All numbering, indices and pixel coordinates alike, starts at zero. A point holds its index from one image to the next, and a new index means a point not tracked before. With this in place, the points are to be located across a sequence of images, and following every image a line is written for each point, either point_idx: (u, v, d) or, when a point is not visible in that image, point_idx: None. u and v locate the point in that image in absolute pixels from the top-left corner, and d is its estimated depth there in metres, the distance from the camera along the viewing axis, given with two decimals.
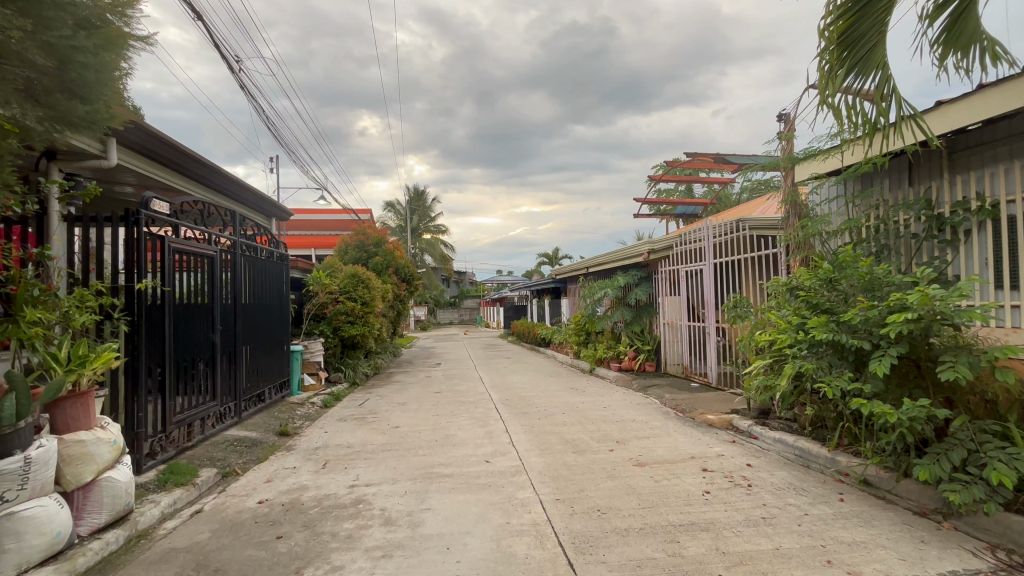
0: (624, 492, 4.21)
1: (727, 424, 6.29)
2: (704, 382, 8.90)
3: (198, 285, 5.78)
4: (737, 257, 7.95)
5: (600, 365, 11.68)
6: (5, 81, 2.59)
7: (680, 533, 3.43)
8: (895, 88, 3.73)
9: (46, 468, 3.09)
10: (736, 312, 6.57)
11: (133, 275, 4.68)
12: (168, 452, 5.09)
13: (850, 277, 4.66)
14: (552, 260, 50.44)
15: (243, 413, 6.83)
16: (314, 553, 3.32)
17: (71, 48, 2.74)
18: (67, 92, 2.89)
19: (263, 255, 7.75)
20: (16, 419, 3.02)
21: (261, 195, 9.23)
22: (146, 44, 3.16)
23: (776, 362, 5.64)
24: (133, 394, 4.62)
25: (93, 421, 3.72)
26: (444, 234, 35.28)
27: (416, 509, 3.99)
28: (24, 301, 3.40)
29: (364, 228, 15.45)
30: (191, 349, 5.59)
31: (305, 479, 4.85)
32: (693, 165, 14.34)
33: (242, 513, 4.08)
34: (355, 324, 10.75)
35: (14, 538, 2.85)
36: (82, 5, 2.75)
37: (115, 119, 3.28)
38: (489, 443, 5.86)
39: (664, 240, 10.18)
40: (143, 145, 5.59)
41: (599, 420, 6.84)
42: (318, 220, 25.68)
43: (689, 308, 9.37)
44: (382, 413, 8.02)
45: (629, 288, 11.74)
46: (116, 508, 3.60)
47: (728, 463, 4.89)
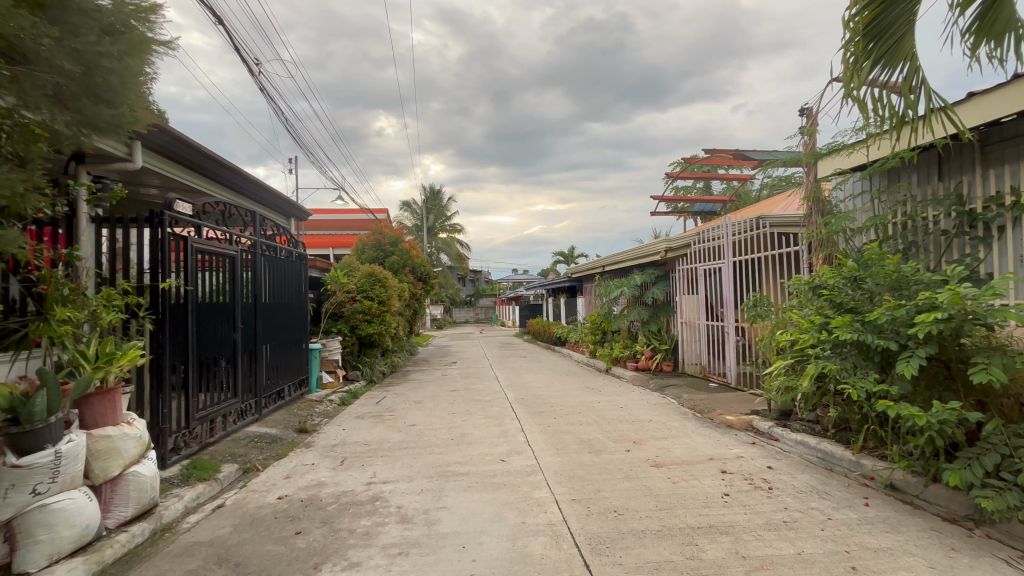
0: (641, 494, 4.16)
1: (747, 426, 6.18)
2: (722, 382, 8.76)
3: (220, 285, 5.89)
4: (757, 255, 7.81)
5: (616, 364, 11.58)
6: (35, 87, 2.70)
7: (698, 535, 3.38)
8: (924, 80, 3.60)
9: (75, 462, 3.18)
10: (756, 311, 6.47)
11: (157, 274, 4.79)
12: (193, 447, 5.22)
13: (875, 275, 4.54)
14: (568, 259, 50.33)
15: (264, 410, 6.97)
16: (332, 549, 3.36)
17: (97, 54, 2.81)
18: (93, 96, 2.96)
19: (282, 255, 7.89)
20: (48, 413, 3.13)
21: (280, 196, 9.37)
22: (169, 48, 3.24)
23: (798, 362, 5.51)
24: (158, 390, 4.74)
25: (119, 418, 3.78)
26: (460, 233, 35.42)
27: (433, 507, 4.01)
28: (55, 301, 3.53)
29: (381, 227, 15.59)
30: (213, 346, 5.72)
31: (323, 476, 4.91)
32: (712, 161, 14.06)
33: (262, 508, 4.15)
34: (373, 323, 10.87)
35: (46, 529, 2.97)
36: (106, 12, 2.83)
37: (140, 124, 3.36)
38: (505, 443, 5.85)
39: (682, 238, 10.06)
40: (167, 148, 5.74)
41: (615, 419, 6.78)
42: (336, 220, 25.97)
43: (708, 307, 9.23)
44: (399, 411, 8.10)
45: (646, 286, 11.62)
46: (142, 501, 3.69)
47: (748, 465, 4.80)
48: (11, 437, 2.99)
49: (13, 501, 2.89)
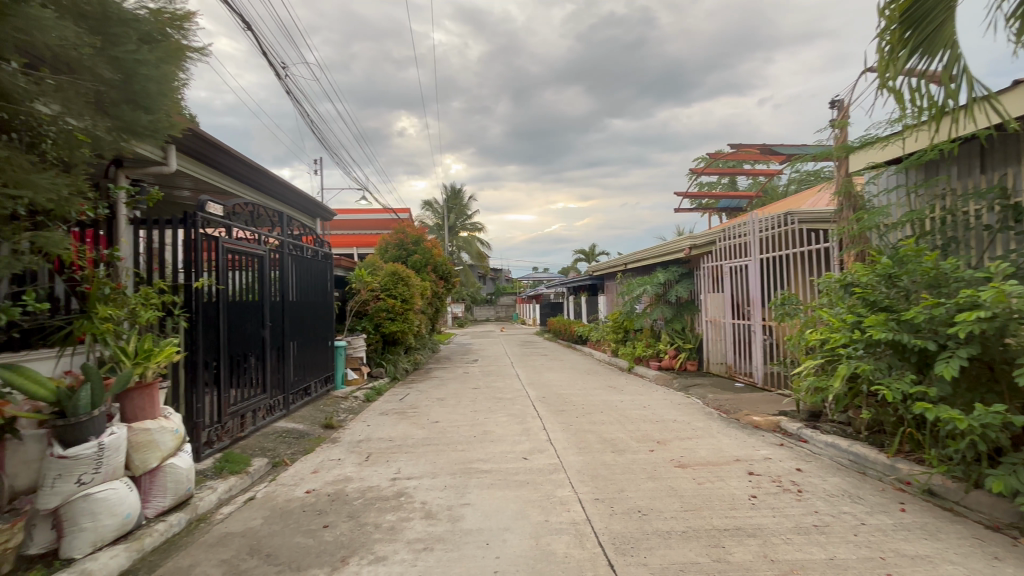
0: (666, 494, 4.11)
1: (775, 427, 6.04)
2: (749, 382, 8.58)
3: (249, 283, 6.06)
4: (785, 252, 7.61)
5: (638, 363, 11.46)
6: (78, 95, 2.79)
7: (725, 537, 3.32)
8: (966, 68, 3.44)
9: (117, 453, 3.32)
10: (784, 310, 6.34)
11: (191, 274, 4.97)
12: (225, 441, 5.39)
13: (912, 273, 4.38)
14: (589, 257, 49.86)
15: (292, 406, 7.14)
16: (359, 543, 3.42)
17: (136, 61, 2.94)
18: (132, 102, 3.09)
19: (308, 254, 8.06)
20: (91, 407, 3.26)
21: (305, 196, 9.55)
22: (203, 54, 3.37)
23: (829, 362, 5.34)
24: (192, 386, 4.91)
25: (157, 413, 3.93)
26: (481, 231, 35.48)
27: (457, 504, 4.05)
28: (97, 299, 3.71)
29: (404, 227, 15.72)
30: (243, 344, 5.89)
31: (349, 471, 5.01)
32: (737, 156, 13.69)
33: (291, 501, 4.26)
34: (396, 321, 11.02)
35: (90, 518, 3.12)
36: (144, 20, 2.97)
37: (176, 127, 3.50)
38: (527, 441, 5.86)
39: (707, 235, 9.87)
40: (200, 152, 5.95)
41: (639, 419, 6.71)
42: (359, 220, 26.33)
43: (733, 305, 9.05)
44: (422, 408, 8.19)
45: (670, 284, 11.45)
46: (179, 493, 3.83)
47: (776, 467, 4.69)
48: (58, 430, 3.14)
49: (60, 490, 3.04)
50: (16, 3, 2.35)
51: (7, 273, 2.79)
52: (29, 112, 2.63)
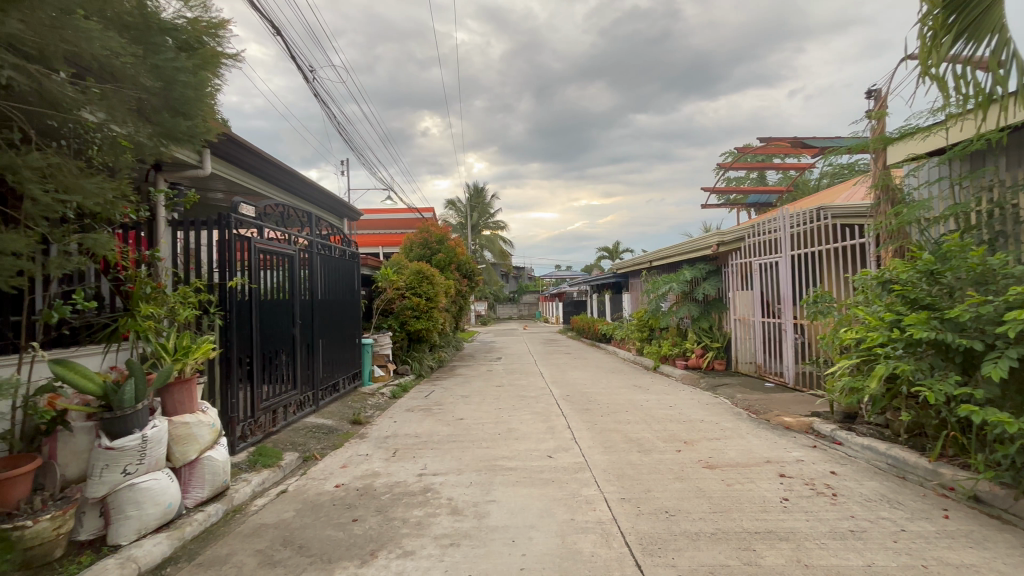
0: (694, 495, 4.05)
1: (807, 428, 5.87)
2: (779, 381, 8.36)
3: (280, 283, 6.22)
4: (818, 248, 7.38)
5: (664, 362, 11.30)
6: (121, 102, 2.91)
7: (756, 540, 3.25)
8: (1016, 53, 3.26)
9: (159, 445, 3.47)
10: (817, 308, 6.17)
11: (225, 273, 5.14)
12: (258, 436, 5.56)
13: (956, 269, 4.19)
14: (613, 254, 49.29)
15: (321, 402, 7.32)
16: (387, 537, 3.48)
17: (175, 69, 3.07)
18: (172, 109, 3.21)
19: (336, 254, 8.23)
20: (136, 401, 3.40)
21: (332, 197, 9.73)
22: (237, 60, 3.49)
23: (865, 362, 5.15)
24: (227, 382, 5.08)
25: (195, 407, 4.08)
26: (503, 230, 35.55)
27: (482, 501, 4.08)
28: (139, 298, 3.90)
29: (428, 226, 15.80)
30: (275, 341, 6.06)
31: (377, 466, 5.11)
32: (767, 150, 13.28)
33: (322, 495, 4.37)
34: (421, 318, 11.16)
35: (134, 506, 3.27)
36: (181, 29, 3.14)
37: (212, 132, 3.64)
38: (552, 439, 5.85)
39: (735, 231, 9.65)
40: (233, 155, 6.15)
41: (665, 419, 6.62)
42: (384, 220, 26.67)
43: (763, 303, 8.82)
44: (447, 405, 8.27)
45: (696, 282, 11.24)
46: (216, 484, 3.98)
47: (809, 469, 4.56)
48: (105, 422, 3.29)
49: (107, 480, 3.20)
50: (67, 17, 2.48)
51: (60, 272, 2.95)
52: (76, 119, 2.76)
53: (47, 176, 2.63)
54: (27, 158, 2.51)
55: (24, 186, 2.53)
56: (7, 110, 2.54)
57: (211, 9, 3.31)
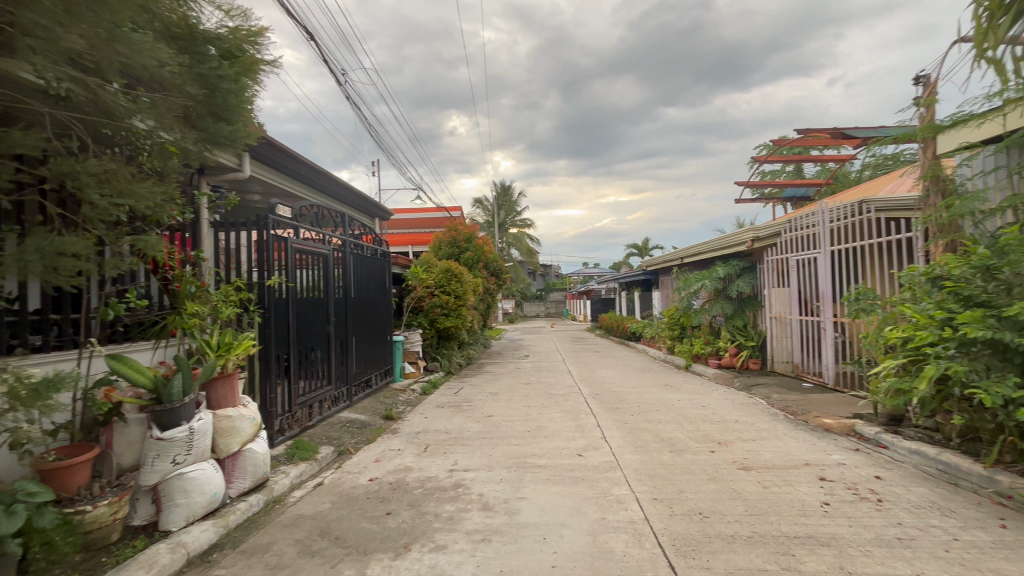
0: (729, 497, 3.96)
1: (848, 430, 5.65)
2: (818, 382, 8.06)
3: (315, 281, 6.41)
4: (861, 242, 7.07)
5: (696, 360, 11.07)
6: (170, 110, 3.07)
7: (796, 545, 3.15)
8: None
9: (204, 437, 3.63)
10: (859, 305, 5.89)
11: (264, 273, 5.33)
12: (295, 429, 5.75)
13: (1014, 264, 3.97)
14: (642, 252, 48.51)
15: (354, 397, 7.51)
16: (420, 531, 3.55)
17: (218, 77, 3.24)
18: (214, 115, 3.38)
19: (368, 253, 8.40)
20: (183, 395, 3.57)
21: (364, 197, 9.93)
22: (275, 66, 3.60)
23: (912, 362, 4.90)
24: (267, 377, 5.27)
25: (237, 401, 4.25)
26: (530, 227, 35.53)
27: (513, 497, 4.10)
28: (185, 297, 4.12)
29: (456, 225, 15.92)
30: (310, 338, 6.25)
31: (409, 461, 5.21)
32: (805, 142, 12.72)
33: (356, 488, 4.49)
34: (450, 316, 11.28)
35: (183, 495, 3.44)
36: (224, 39, 3.27)
37: (252, 137, 3.79)
38: (581, 437, 5.83)
39: (771, 226, 9.33)
40: (270, 158, 6.36)
41: (698, 419, 6.48)
42: (414, 219, 27.04)
43: (801, 301, 8.52)
44: (476, 402, 8.34)
45: (730, 279, 10.94)
46: (257, 475, 4.14)
47: (851, 473, 4.38)
48: (155, 414, 3.47)
49: (159, 468, 3.38)
50: (121, 31, 2.62)
51: (115, 273, 3.13)
52: (128, 127, 2.92)
53: (104, 182, 2.81)
54: (86, 165, 2.69)
55: (83, 192, 2.72)
56: (67, 121, 2.72)
57: (252, 18, 3.43)
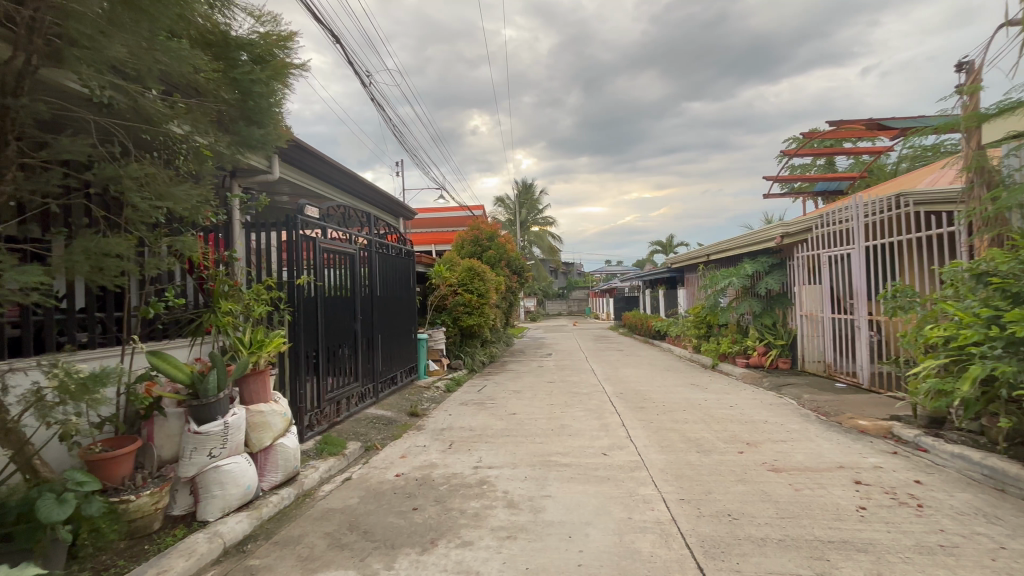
0: (759, 499, 3.87)
1: (885, 432, 5.45)
2: (852, 382, 7.80)
3: (342, 280, 6.54)
4: (898, 237, 6.79)
5: (723, 359, 10.85)
6: (205, 115, 3.18)
7: (830, 550, 3.06)
8: None
9: (238, 432, 3.74)
10: (896, 303, 5.65)
11: (293, 272, 5.47)
12: (324, 425, 5.88)
13: None
14: (666, 249, 47.75)
15: (380, 394, 7.63)
16: (446, 526, 3.58)
17: (251, 81, 3.34)
18: (247, 119, 3.48)
19: (393, 252, 8.52)
20: (218, 390, 3.68)
21: (388, 197, 10.07)
22: (302, 69, 3.68)
23: (955, 362, 4.69)
24: (296, 374, 5.40)
25: (268, 397, 4.37)
26: (552, 226, 35.41)
27: (538, 495, 4.11)
28: (220, 296, 4.29)
29: (478, 223, 16.00)
30: (338, 336, 6.38)
31: (434, 457, 5.27)
32: (837, 134, 12.26)
33: (383, 483, 4.57)
34: (473, 315, 11.34)
35: (219, 487, 3.57)
36: (255, 44, 3.36)
37: (282, 139, 3.88)
38: (606, 436, 5.78)
39: (801, 221, 9.06)
40: (299, 161, 6.52)
41: (726, 419, 6.36)
42: (437, 218, 27.30)
43: (834, 298, 8.25)
44: (500, 399, 8.37)
45: (758, 276, 10.67)
46: (288, 469, 4.26)
47: (889, 477, 4.22)
48: (192, 409, 3.59)
49: (196, 461, 3.51)
50: (160, 39, 2.72)
51: (154, 273, 3.26)
52: (166, 133, 3.03)
53: (144, 185, 2.92)
54: (127, 169, 2.81)
55: (126, 195, 2.84)
56: (110, 127, 2.84)
57: (281, 23, 3.51)
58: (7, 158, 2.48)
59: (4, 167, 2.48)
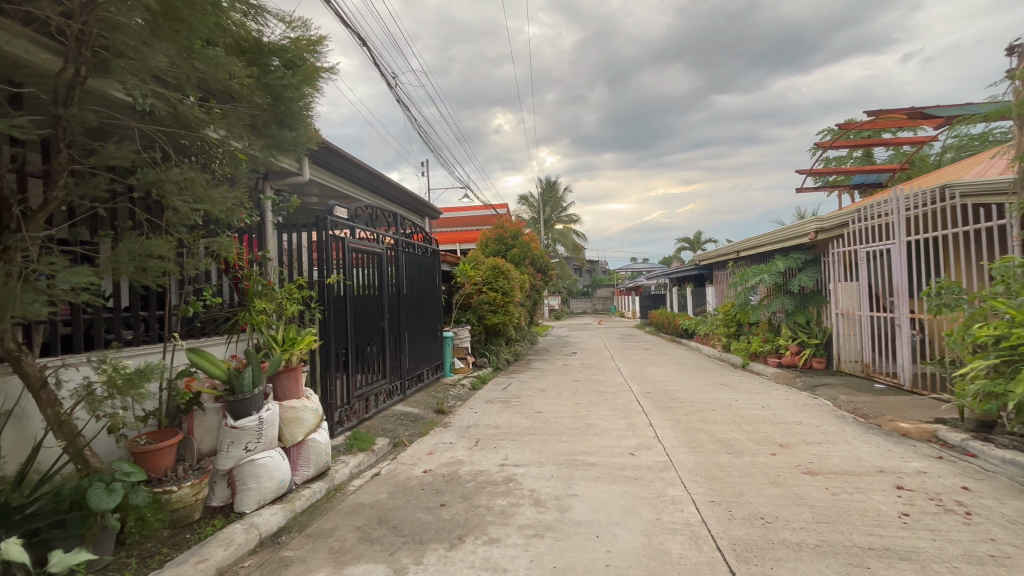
0: (794, 503, 3.75)
1: (929, 436, 5.21)
2: (892, 382, 7.48)
3: (370, 278, 6.65)
4: (943, 231, 6.47)
5: (754, 359, 10.57)
6: (239, 119, 3.29)
7: (870, 557, 2.94)
8: None
9: (272, 427, 3.85)
10: (942, 300, 5.37)
11: (323, 271, 5.59)
12: (353, 421, 6.00)
13: None
14: (693, 246, 46.80)
15: (407, 391, 7.74)
16: (473, 523, 3.61)
17: (283, 86, 3.44)
18: (280, 123, 3.58)
19: (418, 251, 8.62)
20: (253, 386, 3.79)
21: (414, 197, 10.18)
22: (332, 73, 3.76)
23: (1007, 363, 4.44)
24: (327, 371, 5.53)
25: (300, 393, 4.49)
26: (577, 223, 35.12)
27: (564, 494, 4.09)
28: (254, 295, 4.44)
29: (502, 222, 16.03)
30: (366, 334, 6.50)
31: (461, 454, 5.31)
32: (876, 125, 11.71)
33: (411, 479, 4.63)
34: (498, 313, 11.37)
35: (254, 480, 3.69)
36: (287, 49, 3.46)
37: (313, 142, 3.98)
38: (633, 436, 5.71)
39: (836, 216, 8.74)
40: (328, 162, 6.63)
41: (758, 420, 6.17)
42: (460, 216, 27.45)
43: (872, 296, 7.92)
44: (525, 397, 8.37)
45: (791, 273, 10.34)
46: (320, 464, 4.37)
47: (934, 483, 4.04)
48: (229, 404, 3.72)
49: (233, 454, 3.63)
50: (198, 47, 2.83)
51: (192, 274, 3.38)
52: (203, 137, 3.13)
53: (184, 189, 3.04)
54: (169, 174, 2.93)
55: (168, 199, 2.96)
56: (152, 133, 2.96)
57: (311, 28, 3.59)
58: (59, 166, 2.62)
59: (57, 174, 2.63)
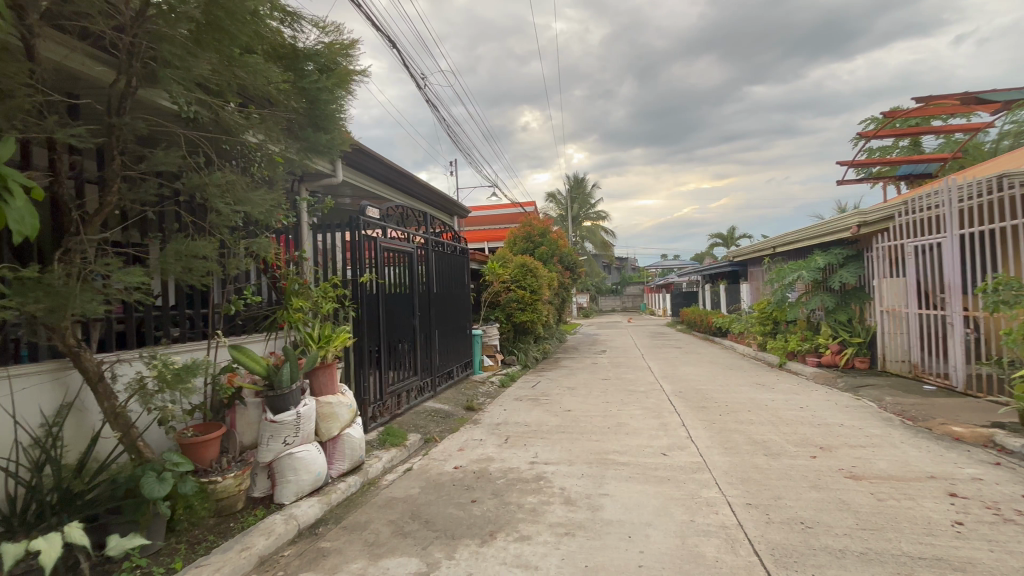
0: (836, 507, 3.61)
1: (985, 440, 4.91)
2: (943, 383, 7.09)
3: (401, 277, 6.77)
4: (1000, 223, 6.08)
5: (792, 357, 10.22)
6: (276, 123, 3.40)
7: (921, 567, 2.81)
8: None
9: (309, 421, 3.97)
10: (1000, 297, 5.05)
11: (357, 271, 5.73)
12: (386, 417, 6.13)
13: None
14: (727, 242, 45.48)
15: (438, 388, 7.83)
16: (504, 520, 3.63)
17: (317, 89, 3.54)
18: (314, 125, 3.69)
19: (448, 250, 8.71)
20: (290, 382, 3.90)
21: (443, 196, 10.29)
22: (364, 76, 3.85)
23: None
24: (360, 367, 5.66)
25: (336, 389, 4.61)
26: (606, 220, 34.68)
27: (595, 493, 4.06)
28: (291, 293, 4.58)
29: (530, 220, 16.02)
30: (397, 331, 6.61)
31: (491, 451, 5.35)
32: (924, 112, 11.06)
33: (442, 475, 4.70)
34: (526, 310, 11.38)
35: (292, 472, 3.82)
36: (320, 53, 3.56)
37: (346, 144, 4.08)
38: (666, 436, 5.61)
39: (881, 208, 8.32)
40: (360, 163, 6.76)
41: (797, 422, 5.96)
42: (489, 215, 27.56)
43: (921, 292, 7.52)
44: (554, 396, 8.35)
45: (832, 268, 9.93)
46: (354, 458, 4.48)
47: (991, 491, 3.80)
48: (268, 398, 3.84)
49: (272, 447, 3.77)
50: (239, 55, 2.95)
51: (233, 272, 3.52)
52: (243, 142, 3.25)
53: (226, 192, 3.16)
54: (212, 178, 3.06)
55: (211, 202, 3.09)
56: (196, 139, 3.08)
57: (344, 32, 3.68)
58: (112, 172, 2.78)
59: (111, 180, 2.79)
